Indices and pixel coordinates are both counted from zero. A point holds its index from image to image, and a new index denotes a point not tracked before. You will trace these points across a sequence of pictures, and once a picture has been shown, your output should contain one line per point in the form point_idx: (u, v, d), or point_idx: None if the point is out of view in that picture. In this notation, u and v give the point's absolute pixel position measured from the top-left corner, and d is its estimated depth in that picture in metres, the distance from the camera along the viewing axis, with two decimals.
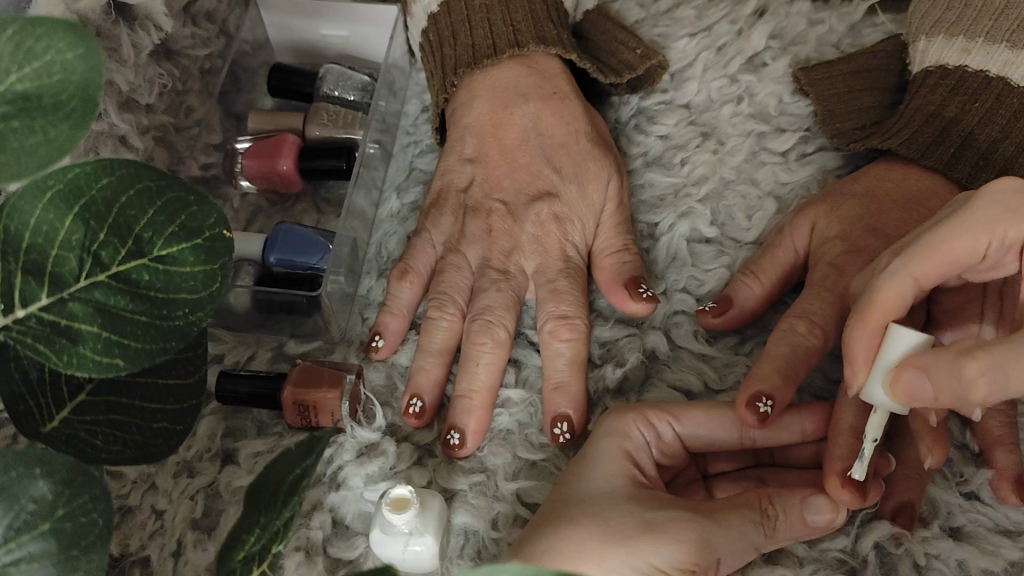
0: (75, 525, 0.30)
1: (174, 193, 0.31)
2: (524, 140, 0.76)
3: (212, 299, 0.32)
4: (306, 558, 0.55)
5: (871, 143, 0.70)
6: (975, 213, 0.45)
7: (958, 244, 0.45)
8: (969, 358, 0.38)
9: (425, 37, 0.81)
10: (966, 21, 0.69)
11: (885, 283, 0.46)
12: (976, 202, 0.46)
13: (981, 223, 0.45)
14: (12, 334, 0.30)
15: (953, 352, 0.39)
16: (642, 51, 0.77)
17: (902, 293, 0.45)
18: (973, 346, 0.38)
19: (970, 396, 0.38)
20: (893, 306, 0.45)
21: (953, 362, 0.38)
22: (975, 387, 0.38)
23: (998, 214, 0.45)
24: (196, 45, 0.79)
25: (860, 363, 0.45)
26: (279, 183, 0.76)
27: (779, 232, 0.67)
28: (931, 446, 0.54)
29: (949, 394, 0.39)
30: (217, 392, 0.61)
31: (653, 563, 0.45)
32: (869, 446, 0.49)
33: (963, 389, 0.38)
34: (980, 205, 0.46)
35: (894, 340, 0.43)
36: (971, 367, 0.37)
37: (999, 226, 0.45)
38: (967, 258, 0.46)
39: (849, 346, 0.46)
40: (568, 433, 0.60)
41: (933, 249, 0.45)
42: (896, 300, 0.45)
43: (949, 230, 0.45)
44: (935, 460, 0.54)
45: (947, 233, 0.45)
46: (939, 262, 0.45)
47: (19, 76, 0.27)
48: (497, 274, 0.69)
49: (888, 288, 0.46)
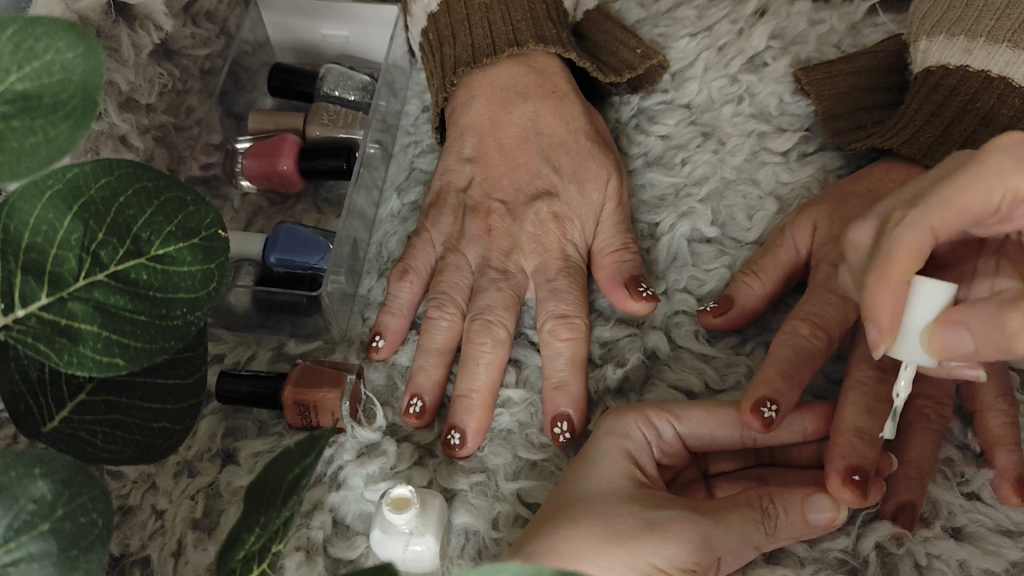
0: (74, 525, 0.30)
1: (172, 193, 0.31)
2: (524, 140, 0.76)
3: (210, 298, 0.32)
4: (306, 558, 0.54)
5: (872, 142, 0.70)
6: (985, 164, 0.44)
7: (970, 198, 0.44)
8: (1014, 308, 0.38)
9: (425, 37, 0.81)
10: (967, 20, 0.69)
11: (902, 236, 0.45)
12: (988, 153, 0.44)
13: (996, 173, 0.43)
14: (12, 334, 0.30)
15: (995, 304, 0.39)
16: (643, 50, 0.77)
17: (921, 246, 0.45)
18: (1014, 297, 0.39)
19: (1014, 349, 0.38)
20: (911, 258, 0.44)
21: (998, 313, 0.39)
22: (1020, 339, 0.38)
23: (1011, 164, 0.44)
24: (196, 45, 0.79)
25: (884, 323, 0.45)
26: (279, 183, 0.76)
27: (780, 232, 0.67)
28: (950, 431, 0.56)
29: (993, 347, 0.39)
30: (218, 392, 0.61)
31: (655, 563, 0.44)
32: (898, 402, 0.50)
33: (1008, 341, 0.38)
34: (993, 155, 0.44)
35: (922, 296, 0.43)
36: (1015, 318, 0.38)
37: (1013, 177, 0.43)
38: (979, 211, 0.44)
39: (870, 308, 0.45)
40: (568, 433, 0.60)
41: (946, 203, 0.44)
42: (914, 252, 0.44)
43: (960, 182, 0.44)
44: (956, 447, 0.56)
45: (959, 187, 0.44)
46: (954, 216, 0.44)
47: (19, 76, 0.27)
48: (497, 274, 0.69)
49: (905, 242, 0.45)
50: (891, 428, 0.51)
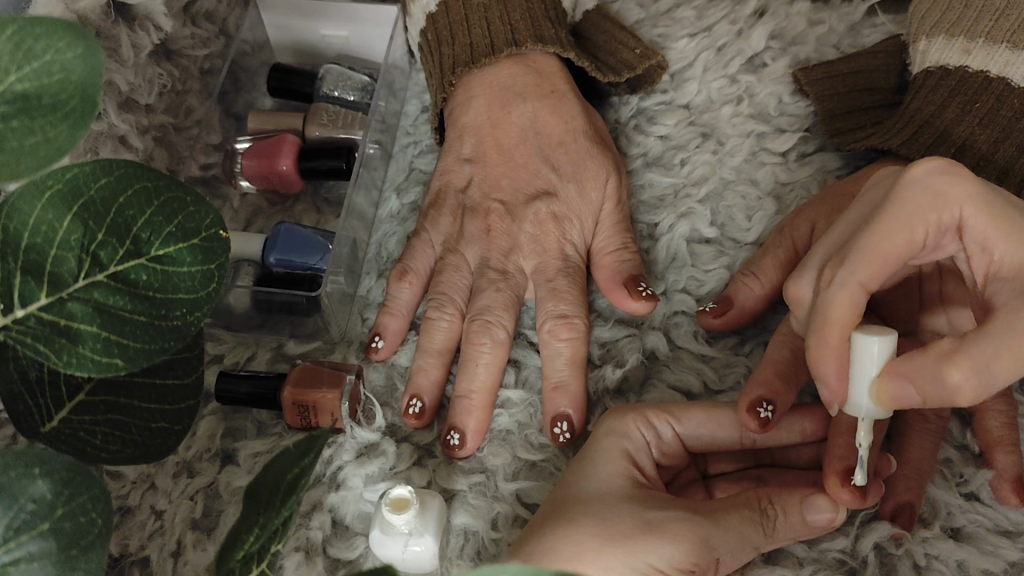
0: (74, 524, 0.30)
1: (172, 193, 0.31)
2: (524, 140, 0.75)
3: (210, 298, 0.32)
4: (306, 559, 0.55)
5: (872, 142, 0.70)
6: (901, 205, 0.46)
7: (896, 241, 0.45)
8: (951, 362, 0.39)
9: (424, 37, 0.81)
10: (967, 21, 0.69)
11: (835, 295, 0.46)
12: (903, 192, 0.46)
13: (914, 214, 0.45)
14: (12, 334, 0.30)
15: (932, 357, 0.40)
16: (642, 50, 0.77)
17: (854, 301, 0.45)
18: (951, 348, 0.40)
19: (957, 398, 0.40)
20: (848, 317, 0.45)
21: (934, 369, 0.40)
22: (961, 391, 0.39)
23: (928, 203, 0.45)
24: (196, 45, 0.79)
25: (835, 381, 0.46)
26: (278, 183, 0.76)
27: (779, 232, 0.67)
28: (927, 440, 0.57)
29: (936, 397, 0.40)
30: (217, 392, 0.61)
31: (653, 563, 0.45)
32: (863, 452, 0.48)
33: (949, 393, 0.40)
34: (908, 195, 0.46)
35: (862, 351, 0.44)
36: (953, 373, 0.39)
37: (930, 213, 0.45)
38: (910, 248, 0.46)
39: (820, 367, 0.47)
40: (568, 433, 0.60)
41: (874, 252, 0.45)
42: (849, 310, 0.45)
43: (883, 227, 0.46)
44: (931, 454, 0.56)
45: (881, 233, 0.45)
46: (882, 264, 0.45)
47: (19, 76, 0.27)
48: (496, 274, 0.69)
49: (838, 302, 0.45)
50: (861, 476, 0.49)
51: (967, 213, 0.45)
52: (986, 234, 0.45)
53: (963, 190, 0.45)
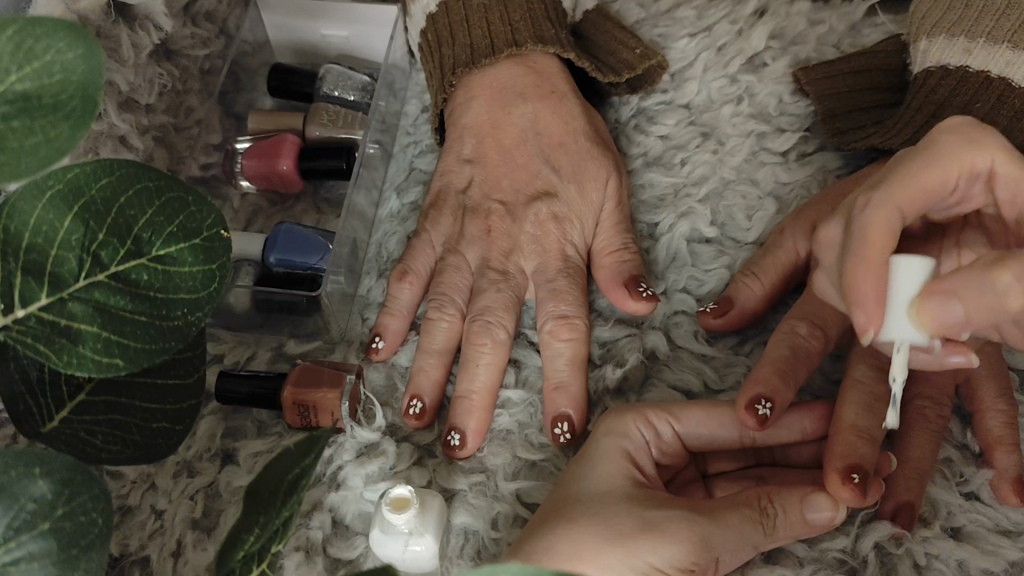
0: (74, 524, 0.30)
1: (173, 193, 0.31)
2: (523, 140, 0.75)
3: (211, 299, 0.32)
4: (306, 558, 0.55)
5: (872, 142, 0.70)
6: (940, 146, 0.48)
7: (931, 173, 0.47)
8: (1001, 266, 0.39)
9: (425, 37, 0.81)
10: (968, 21, 0.69)
11: (869, 216, 0.46)
12: (938, 137, 0.48)
13: (951, 153, 0.47)
14: (12, 334, 0.30)
15: (979, 266, 0.40)
16: (642, 50, 0.77)
17: (890, 221, 0.45)
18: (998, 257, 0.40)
19: (1007, 305, 0.39)
20: (883, 235, 0.45)
21: (985, 273, 0.39)
22: (1013, 295, 0.38)
23: (964, 145, 0.47)
24: (196, 45, 0.78)
25: (870, 303, 0.44)
26: (278, 184, 0.76)
27: (780, 232, 0.67)
28: (928, 438, 0.57)
29: (985, 309, 0.39)
30: (217, 392, 0.61)
31: (652, 563, 0.45)
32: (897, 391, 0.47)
33: (1000, 300, 0.39)
34: (944, 139, 0.48)
35: (901, 272, 0.43)
36: (1005, 275, 0.38)
37: (967, 154, 0.47)
38: (942, 189, 0.48)
39: (851, 291, 0.45)
40: (568, 433, 0.60)
41: (909, 179, 0.47)
42: (885, 229, 0.45)
43: (921, 162, 0.47)
44: (931, 454, 0.56)
45: (918, 166, 0.47)
46: (917, 190, 0.47)
47: (19, 76, 0.27)
48: (496, 274, 0.69)
49: (875, 219, 0.45)
50: (894, 418, 0.49)
51: (997, 162, 0.47)
52: (1016, 181, 0.47)
53: (994, 141, 0.48)
